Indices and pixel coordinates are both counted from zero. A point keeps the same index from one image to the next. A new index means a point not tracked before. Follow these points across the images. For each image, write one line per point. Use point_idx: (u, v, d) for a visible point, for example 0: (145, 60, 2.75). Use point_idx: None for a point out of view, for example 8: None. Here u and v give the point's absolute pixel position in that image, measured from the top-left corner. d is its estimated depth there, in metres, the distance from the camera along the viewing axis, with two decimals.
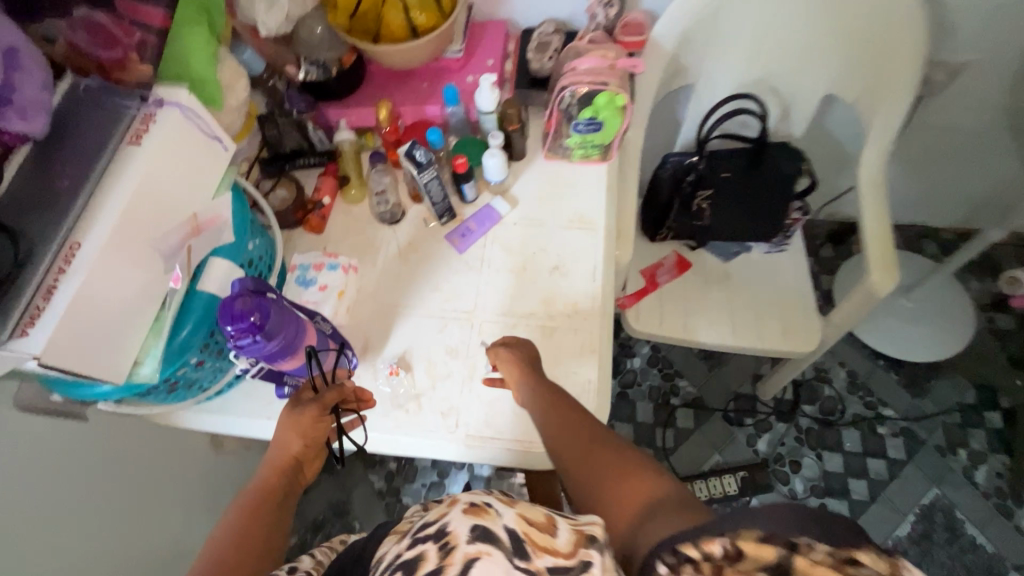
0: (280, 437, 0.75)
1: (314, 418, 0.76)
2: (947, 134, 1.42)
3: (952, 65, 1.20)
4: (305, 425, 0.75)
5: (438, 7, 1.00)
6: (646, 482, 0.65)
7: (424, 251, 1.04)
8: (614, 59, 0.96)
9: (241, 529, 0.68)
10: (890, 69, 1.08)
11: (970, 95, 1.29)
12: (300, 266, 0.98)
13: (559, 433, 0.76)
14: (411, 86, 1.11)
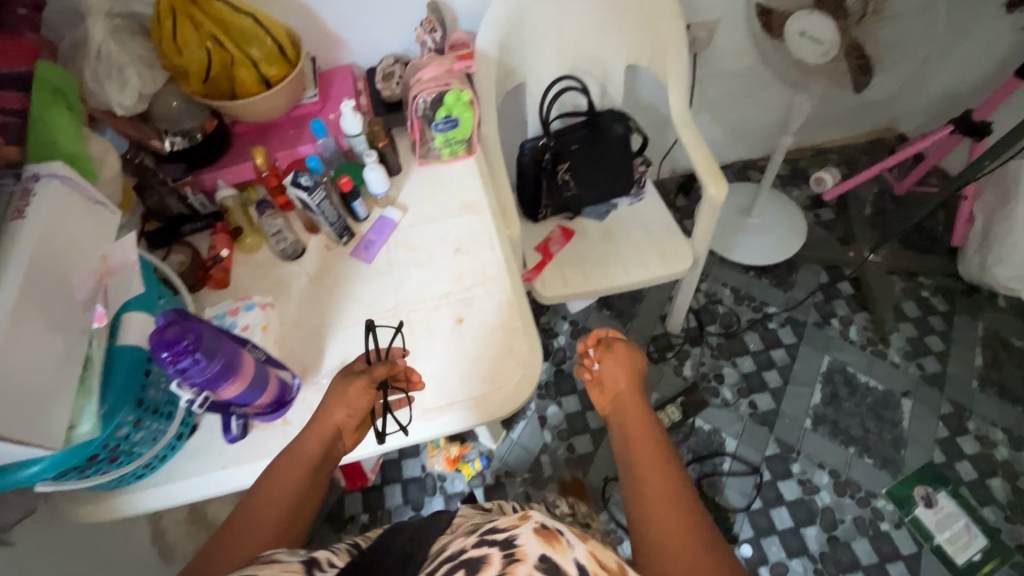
0: (328, 403, 0.85)
1: (358, 389, 0.86)
2: (728, 80, 1.78)
3: (708, 24, 1.54)
4: (351, 397, 0.85)
5: (283, 58, 1.10)
6: (697, 532, 0.69)
7: (334, 272, 1.10)
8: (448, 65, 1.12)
9: (276, 483, 0.78)
10: (662, 33, 1.37)
11: (729, 45, 1.65)
12: (216, 315, 1.00)
13: (641, 442, 0.81)
14: (278, 134, 1.19)
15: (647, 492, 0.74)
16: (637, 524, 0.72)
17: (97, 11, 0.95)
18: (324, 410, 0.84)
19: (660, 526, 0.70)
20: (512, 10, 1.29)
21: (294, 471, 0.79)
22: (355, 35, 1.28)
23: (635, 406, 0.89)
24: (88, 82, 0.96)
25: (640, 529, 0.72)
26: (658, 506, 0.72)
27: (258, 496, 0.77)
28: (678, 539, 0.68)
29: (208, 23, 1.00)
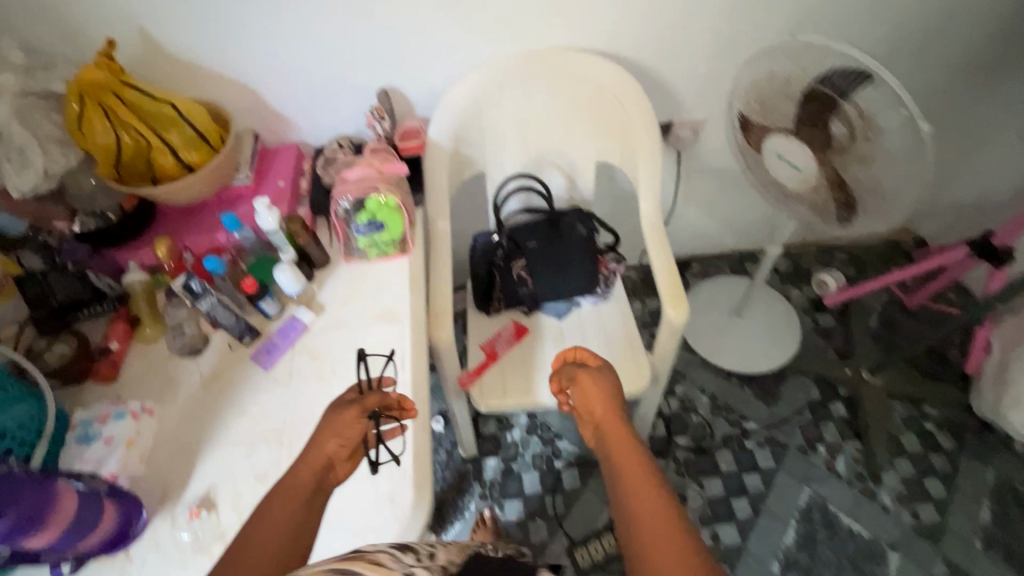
0: (318, 437, 0.84)
1: (350, 418, 0.86)
2: (719, 175, 1.66)
3: (692, 124, 1.43)
4: (343, 427, 0.85)
5: (207, 144, 1.05)
6: (670, 521, 0.73)
7: (229, 377, 1.01)
8: (379, 167, 1.05)
9: (285, 502, 0.76)
10: (633, 134, 1.27)
11: (719, 143, 1.53)
12: (82, 422, 0.91)
13: (623, 457, 0.88)
14: (203, 216, 1.13)
15: (643, 503, 0.78)
16: (631, 536, 0.75)
17: (5, 91, 0.91)
18: (318, 439, 0.83)
19: (649, 526, 0.74)
20: (468, 101, 1.21)
21: (291, 499, 0.77)
22: (302, 115, 1.22)
23: (614, 430, 0.94)
24: None
25: (632, 526, 0.76)
26: (649, 510, 0.76)
27: (270, 518, 0.74)
28: (661, 536, 0.72)
29: (123, 109, 0.95)
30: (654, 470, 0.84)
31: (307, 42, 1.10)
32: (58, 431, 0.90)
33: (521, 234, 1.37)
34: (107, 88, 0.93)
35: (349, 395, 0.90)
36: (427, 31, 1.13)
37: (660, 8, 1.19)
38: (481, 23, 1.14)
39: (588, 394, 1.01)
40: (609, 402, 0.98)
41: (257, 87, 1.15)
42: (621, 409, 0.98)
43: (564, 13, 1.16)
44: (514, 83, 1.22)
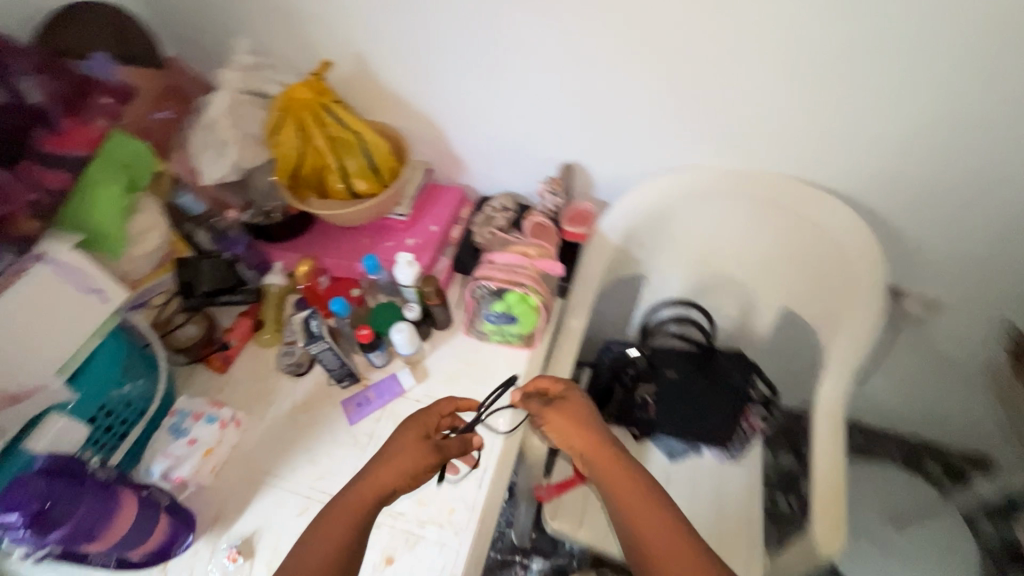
0: (380, 463, 0.73)
1: (424, 454, 0.75)
2: (940, 361, 1.28)
3: (928, 299, 1.11)
4: (411, 456, 0.74)
5: (380, 177, 1.02)
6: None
7: (315, 414, 0.98)
8: (533, 256, 0.92)
9: (343, 515, 0.69)
10: (842, 298, 1.00)
11: (958, 329, 1.17)
12: (179, 412, 0.93)
13: (613, 477, 0.76)
14: (352, 239, 1.12)
15: (647, 524, 0.71)
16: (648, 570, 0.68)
17: (228, 86, 0.97)
18: (384, 466, 0.73)
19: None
20: (654, 203, 1.04)
21: (351, 508, 0.69)
22: (478, 163, 1.16)
23: (590, 454, 0.79)
24: (194, 146, 0.98)
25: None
26: (650, 532, 0.70)
27: (328, 524, 0.68)
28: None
29: (316, 126, 0.94)
30: (642, 474, 0.76)
31: (506, 99, 1.02)
32: (160, 411, 0.94)
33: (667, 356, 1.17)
34: (308, 105, 0.93)
35: (429, 424, 0.80)
36: (636, 120, 0.99)
37: (943, 166, 0.90)
38: (702, 127, 0.97)
39: (570, 425, 0.82)
40: (589, 432, 0.81)
41: (445, 128, 1.11)
42: (587, 401, 0.85)
43: (811, 143, 0.93)
44: (715, 198, 1.03)
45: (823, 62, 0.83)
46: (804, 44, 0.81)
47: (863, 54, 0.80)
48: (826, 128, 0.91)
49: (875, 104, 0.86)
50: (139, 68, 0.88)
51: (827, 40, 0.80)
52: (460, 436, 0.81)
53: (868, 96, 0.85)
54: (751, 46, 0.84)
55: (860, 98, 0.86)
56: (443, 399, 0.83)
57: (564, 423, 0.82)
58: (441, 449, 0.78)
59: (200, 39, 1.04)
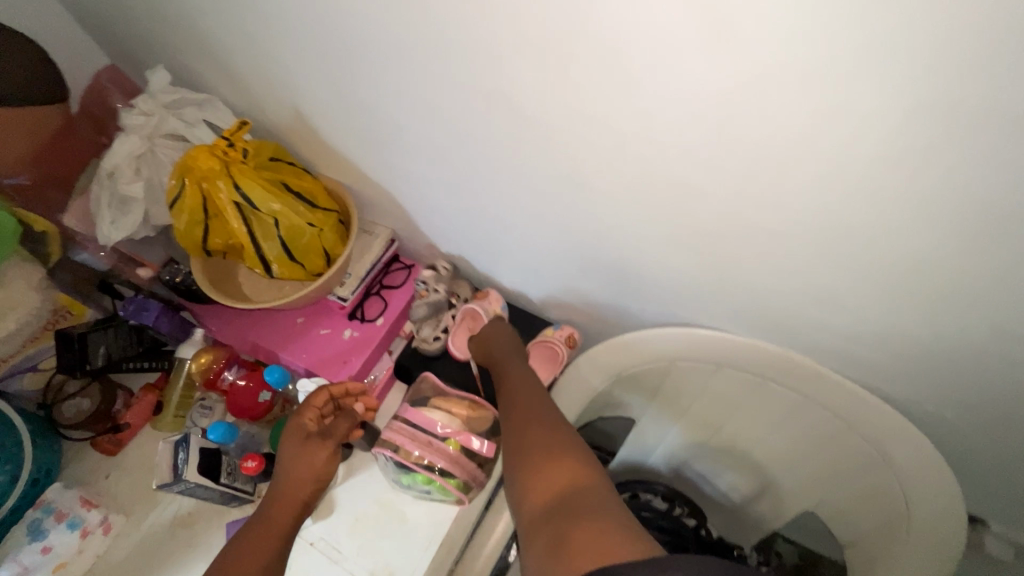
0: (283, 475, 0.68)
1: (322, 450, 0.71)
2: None
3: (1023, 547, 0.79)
4: (312, 458, 0.70)
5: (305, 265, 0.84)
6: (607, 487, 0.51)
7: (199, 531, 0.84)
8: (462, 423, 0.71)
9: (266, 529, 0.63)
10: (892, 544, 0.71)
11: None
12: (46, 505, 0.80)
13: (519, 388, 0.70)
14: (283, 315, 0.92)
15: (553, 467, 0.54)
16: (567, 512, 0.49)
17: (136, 131, 0.78)
18: (289, 470, 0.69)
19: (565, 482, 0.52)
20: (655, 355, 0.79)
21: (272, 524, 0.64)
22: (449, 246, 0.93)
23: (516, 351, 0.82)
24: (96, 198, 0.81)
25: (547, 492, 0.52)
26: (561, 470, 0.54)
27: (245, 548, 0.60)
28: (604, 512, 0.48)
29: (229, 205, 0.75)
30: (541, 397, 0.67)
31: (483, 196, 0.78)
32: (24, 504, 0.80)
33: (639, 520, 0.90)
34: (218, 179, 0.74)
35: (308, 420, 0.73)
36: (642, 258, 0.72)
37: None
38: (735, 286, 0.68)
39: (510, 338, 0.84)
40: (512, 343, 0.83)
41: (410, 204, 0.88)
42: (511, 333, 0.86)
43: (888, 342, 0.64)
44: (739, 367, 0.76)
45: (928, 260, 0.52)
46: (901, 236, 0.51)
47: (999, 270, 0.49)
48: (915, 333, 0.60)
49: (1006, 332, 0.55)
50: (12, 109, 0.71)
51: (943, 240, 0.49)
52: (344, 415, 0.76)
53: (998, 315, 0.53)
54: (817, 215, 0.53)
55: (977, 317, 0.55)
56: (315, 391, 0.75)
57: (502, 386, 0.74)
58: (329, 432, 0.73)
59: (133, 54, 0.86)
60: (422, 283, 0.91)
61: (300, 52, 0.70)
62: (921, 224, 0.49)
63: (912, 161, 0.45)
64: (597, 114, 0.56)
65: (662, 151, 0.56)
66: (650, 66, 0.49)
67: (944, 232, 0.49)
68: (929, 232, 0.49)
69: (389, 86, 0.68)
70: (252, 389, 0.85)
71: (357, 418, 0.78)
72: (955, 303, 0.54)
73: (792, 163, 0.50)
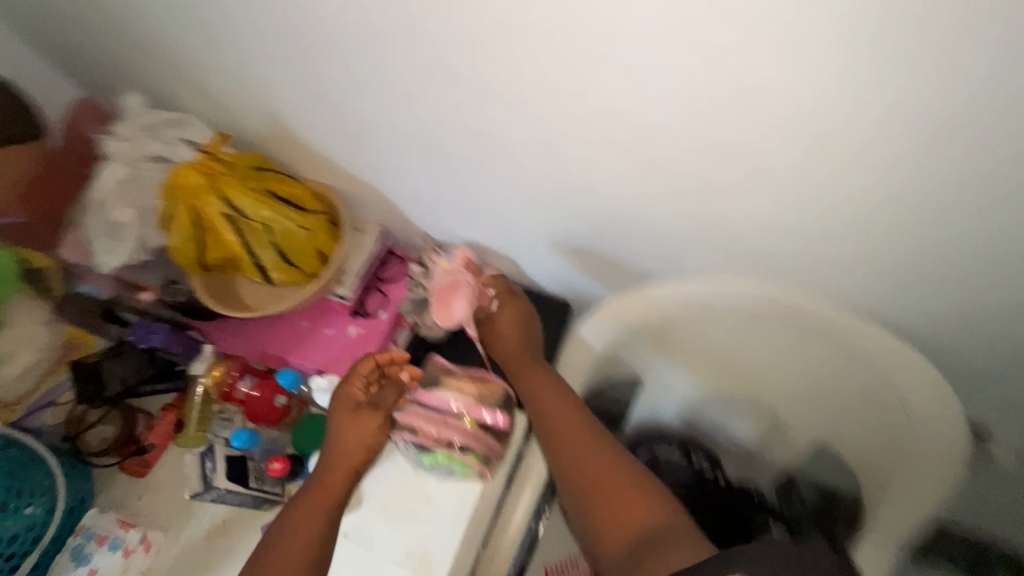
0: (336, 442, 0.78)
1: (369, 420, 0.77)
2: None
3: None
4: (360, 426, 0.77)
5: (303, 267, 0.85)
6: (677, 521, 0.65)
7: (234, 537, 0.87)
8: (474, 399, 0.73)
9: (317, 500, 0.73)
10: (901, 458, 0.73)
11: None
12: (86, 531, 0.83)
13: (552, 402, 0.75)
14: (288, 321, 0.94)
15: (628, 506, 0.67)
16: (644, 545, 0.64)
17: (120, 157, 0.80)
18: (342, 440, 0.77)
19: (636, 520, 0.66)
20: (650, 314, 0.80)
21: (325, 493, 0.74)
22: (440, 233, 0.94)
23: (530, 343, 0.85)
24: (91, 227, 0.82)
25: (622, 528, 0.66)
26: (630, 509, 0.67)
27: (300, 520, 0.72)
28: (674, 545, 0.61)
29: (219, 218, 0.77)
30: (581, 418, 0.74)
31: (466, 176, 0.79)
32: (64, 533, 0.83)
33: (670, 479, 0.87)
34: (205, 195, 0.76)
35: (355, 391, 0.79)
36: (628, 215, 0.74)
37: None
38: (721, 227, 0.70)
39: (519, 319, 0.86)
40: (528, 330, 0.86)
41: (395, 195, 0.89)
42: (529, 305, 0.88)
43: (873, 266, 0.65)
44: (736, 315, 0.78)
45: (899, 174, 0.53)
46: (868, 154, 0.53)
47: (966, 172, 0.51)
48: (896, 252, 0.62)
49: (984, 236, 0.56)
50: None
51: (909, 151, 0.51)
52: (390, 384, 0.80)
53: (972, 219, 0.55)
54: (785, 145, 0.55)
55: (955, 227, 0.56)
56: (360, 362, 0.80)
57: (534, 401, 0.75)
58: (377, 403, 0.78)
59: (106, 83, 0.88)
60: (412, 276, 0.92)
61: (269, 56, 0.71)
62: (885, 135, 0.50)
63: (863, 69, 0.47)
64: (560, 74, 0.58)
65: (628, 101, 0.58)
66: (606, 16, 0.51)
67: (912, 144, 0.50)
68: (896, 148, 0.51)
69: (358, 78, 0.69)
70: (268, 394, 0.88)
71: (403, 386, 0.80)
72: (930, 212, 0.56)
73: (751, 93, 0.52)
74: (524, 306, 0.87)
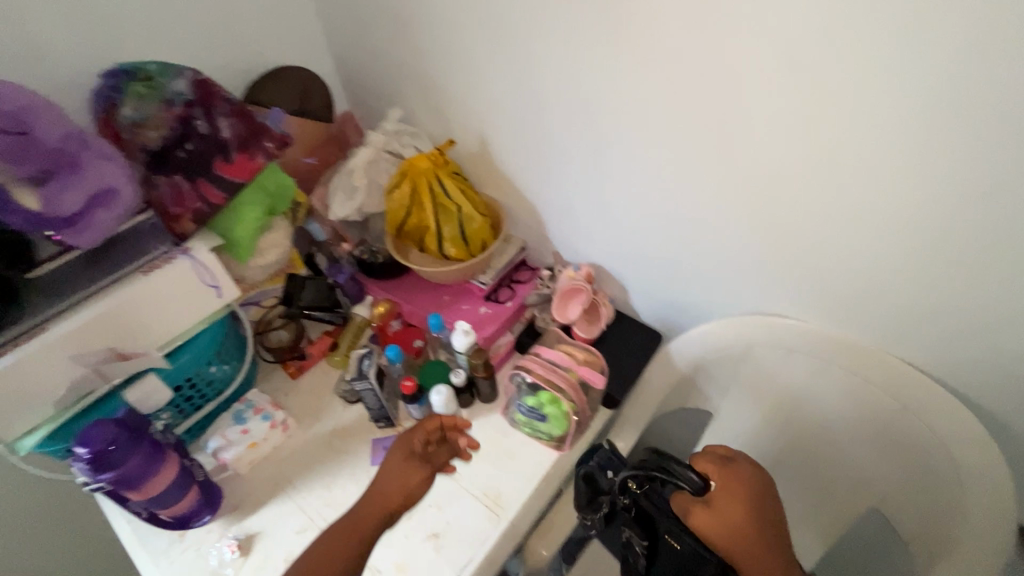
0: (385, 482, 0.90)
1: (419, 468, 0.92)
2: None
3: None
4: (411, 474, 0.92)
5: (469, 247, 1.12)
6: None
7: (350, 443, 1.06)
8: (580, 361, 0.92)
9: (359, 521, 0.86)
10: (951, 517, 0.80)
11: None
12: (246, 402, 1.06)
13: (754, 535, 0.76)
14: (435, 292, 1.20)
15: None
16: None
17: (373, 145, 1.14)
18: (390, 480, 0.91)
19: None
20: (731, 343, 0.97)
21: (370, 517, 0.86)
22: (569, 253, 1.18)
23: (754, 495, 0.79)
24: (335, 187, 1.16)
25: None
26: None
27: (347, 530, 0.85)
28: None
29: (429, 195, 1.07)
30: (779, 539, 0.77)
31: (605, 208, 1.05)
32: (233, 396, 1.08)
33: (657, 510, 0.85)
34: (428, 174, 1.06)
35: (416, 440, 0.95)
36: None
37: None
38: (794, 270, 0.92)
39: (737, 480, 0.80)
40: (753, 502, 0.78)
41: (548, 215, 1.16)
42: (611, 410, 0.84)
43: (936, 341, 0.80)
44: (814, 355, 0.91)
45: (945, 247, 0.72)
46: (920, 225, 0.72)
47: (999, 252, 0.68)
48: (946, 320, 0.77)
49: None
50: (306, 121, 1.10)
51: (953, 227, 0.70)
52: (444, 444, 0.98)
53: (1006, 293, 0.71)
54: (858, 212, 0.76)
55: (991, 299, 0.72)
56: (426, 419, 0.97)
57: (726, 485, 0.80)
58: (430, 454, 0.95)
59: (371, 104, 1.27)
60: (542, 278, 1.17)
61: (494, 101, 1.05)
62: (936, 212, 0.70)
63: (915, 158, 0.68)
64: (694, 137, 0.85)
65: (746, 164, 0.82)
66: (755, 115, 0.75)
67: (975, 234, 0.69)
68: (960, 240, 0.70)
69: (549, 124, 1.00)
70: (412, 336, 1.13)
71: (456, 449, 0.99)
72: (972, 281, 0.72)
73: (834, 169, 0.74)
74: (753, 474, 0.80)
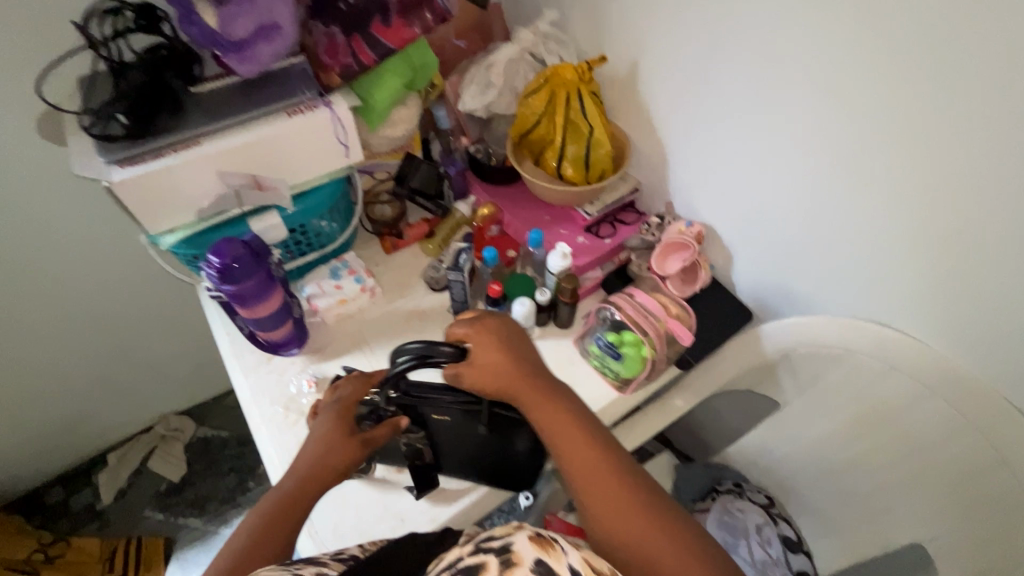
0: (307, 460, 0.76)
1: (348, 446, 0.77)
2: None
3: None
4: (335, 451, 0.76)
5: (586, 173, 1.09)
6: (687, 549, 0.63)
7: (426, 325, 1.11)
8: (670, 315, 0.96)
9: (286, 503, 0.71)
10: None
11: None
12: (343, 261, 1.13)
13: (560, 424, 0.72)
14: (538, 209, 1.19)
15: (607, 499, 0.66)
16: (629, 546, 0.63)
17: (520, 43, 1.10)
18: (315, 455, 0.76)
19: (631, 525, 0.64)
20: (830, 343, 0.93)
21: (298, 498, 0.72)
22: (683, 208, 1.11)
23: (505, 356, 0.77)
24: (471, 77, 1.14)
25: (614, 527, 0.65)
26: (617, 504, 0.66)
27: (281, 510, 0.70)
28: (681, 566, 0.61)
29: (563, 109, 1.04)
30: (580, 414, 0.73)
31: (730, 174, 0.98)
32: (333, 253, 1.15)
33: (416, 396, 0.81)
34: (569, 88, 1.03)
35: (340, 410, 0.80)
36: None
37: None
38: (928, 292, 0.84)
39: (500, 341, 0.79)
40: (507, 354, 0.77)
41: (674, 163, 1.08)
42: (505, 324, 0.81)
43: None
44: (920, 382, 0.86)
45: None
46: None
47: None
48: None
49: None
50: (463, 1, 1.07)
51: None
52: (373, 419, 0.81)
53: None
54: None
55: None
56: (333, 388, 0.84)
57: (479, 343, 0.78)
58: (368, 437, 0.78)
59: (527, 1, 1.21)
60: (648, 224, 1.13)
61: (655, 26, 0.97)
62: None
63: None
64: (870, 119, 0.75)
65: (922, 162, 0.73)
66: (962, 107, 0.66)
67: None
68: None
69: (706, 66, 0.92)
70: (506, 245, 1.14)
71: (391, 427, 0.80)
72: None
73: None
74: (508, 328, 0.81)
